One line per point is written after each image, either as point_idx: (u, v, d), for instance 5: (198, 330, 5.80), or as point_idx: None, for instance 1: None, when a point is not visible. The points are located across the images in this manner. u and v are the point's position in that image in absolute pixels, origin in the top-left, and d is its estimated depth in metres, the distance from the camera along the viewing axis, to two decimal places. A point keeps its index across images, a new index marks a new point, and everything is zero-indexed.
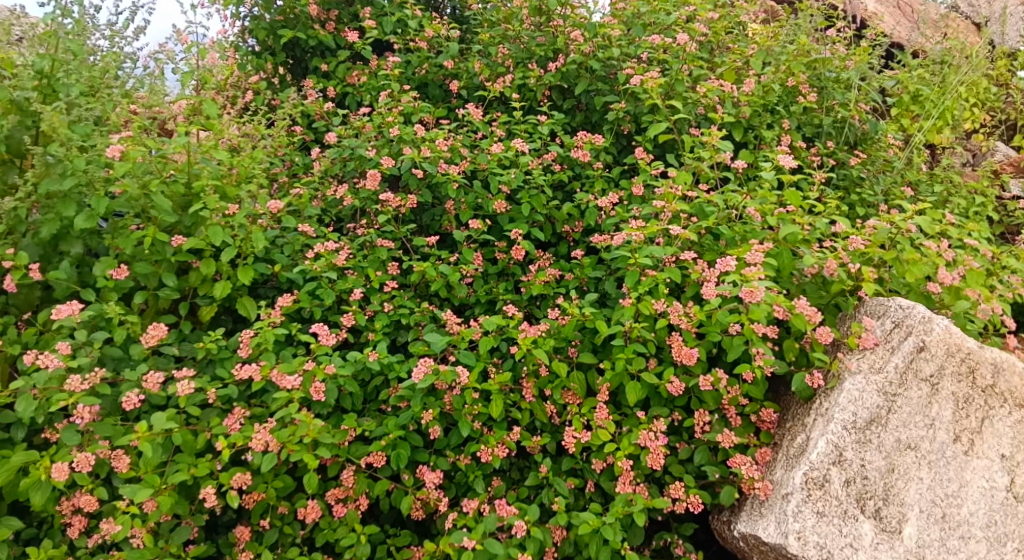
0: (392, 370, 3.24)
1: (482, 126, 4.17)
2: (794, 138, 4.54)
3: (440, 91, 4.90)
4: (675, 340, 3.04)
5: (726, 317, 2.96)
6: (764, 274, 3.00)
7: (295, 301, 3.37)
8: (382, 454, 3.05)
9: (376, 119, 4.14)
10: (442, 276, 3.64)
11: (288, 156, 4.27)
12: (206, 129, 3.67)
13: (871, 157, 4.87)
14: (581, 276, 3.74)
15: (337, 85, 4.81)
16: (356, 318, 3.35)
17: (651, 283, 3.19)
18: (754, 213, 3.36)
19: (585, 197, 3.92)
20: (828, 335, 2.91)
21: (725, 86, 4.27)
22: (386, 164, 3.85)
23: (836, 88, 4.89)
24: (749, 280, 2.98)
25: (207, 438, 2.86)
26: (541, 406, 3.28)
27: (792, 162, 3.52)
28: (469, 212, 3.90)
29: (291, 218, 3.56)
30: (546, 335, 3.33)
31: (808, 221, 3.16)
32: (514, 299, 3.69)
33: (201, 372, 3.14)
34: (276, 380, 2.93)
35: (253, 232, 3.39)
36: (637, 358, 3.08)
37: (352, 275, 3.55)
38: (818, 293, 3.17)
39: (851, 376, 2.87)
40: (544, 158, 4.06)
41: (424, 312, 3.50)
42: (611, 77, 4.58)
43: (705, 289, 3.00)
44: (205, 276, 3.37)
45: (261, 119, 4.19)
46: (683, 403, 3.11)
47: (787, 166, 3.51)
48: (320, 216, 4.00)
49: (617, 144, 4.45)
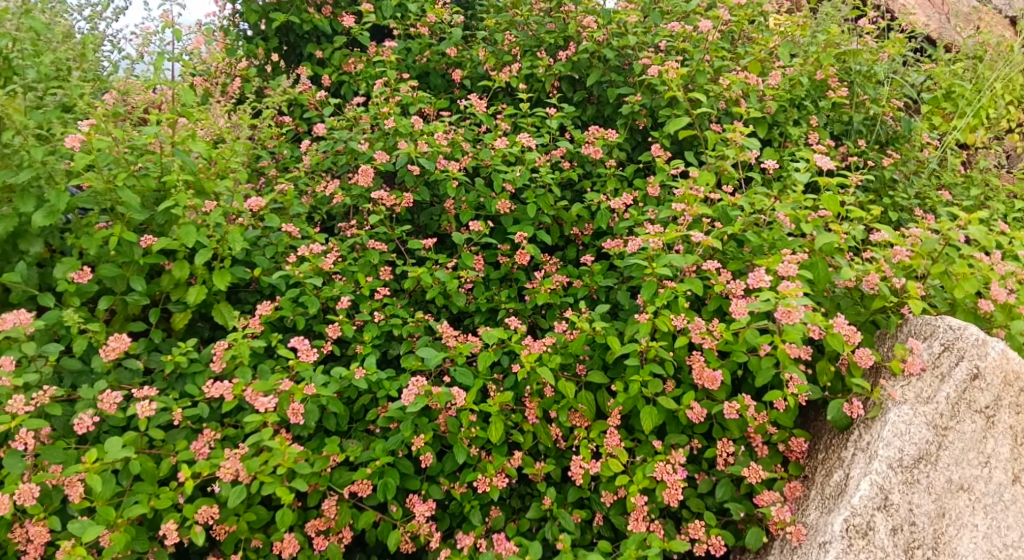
0: (381, 388, 2.93)
1: (486, 118, 3.84)
2: (822, 136, 4.21)
3: (442, 81, 4.57)
4: (696, 360, 2.74)
5: (754, 337, 2.65)
6: (802, 290, 2.64)
7: (276, 309, 3.07)
8: (368, 482, 2.76)
9: (371, 110, 3.82)
10: (439, 283, 3.33)
11: (276, 148, 3.96)
12: (183, 117, 3.35)
13: (904, 158, 4.52)
14: (590, 284, 3.42)
15: (332, 73, 4.49)
16: (343, 329, 3.05)
17: (669, 295, 2.87)
18: (784, 219, 3.04)
19: (597, 198, 3.60)
20: (867, 358, 2.62)
21: (749, 79, 3.93)
22: (380, 159, 3.52)
23: (867, 83, 4.55)
24: (786, 297, 2.61)
25: (172, 465, 2.59)
26: (545, 428, 2.99)
27: (829, 164, 3.12)
28: (469, 213, 3.59)
29: (273, 217, 3.23)
30: (552, 351, 3.02)
31: (847, 229, 2.84)
32: (517, 309, 3.40)
33: (170, 388, 2.85)
34: (250, 399, 2.67)
35: (230, 233, 3.07)
36: (653, 381, 2.77)
37: (340, 281, 3.24)
38: (856, 309, 2.85)
39: (895, 406, 2.55)
40: (552, 155, 3.74)
41: (418, 322, 3.19)
42: (626, 67, 4.24)
43: (733, 306, 2.69)
44: (178, 280, 3.07)
45: (247, 108, 3.88)
46: (703, 430, 2.79)
47: (823, 168, 3.11)
48: (308, 214, 3.69)
49: (631, 139, 4.12)
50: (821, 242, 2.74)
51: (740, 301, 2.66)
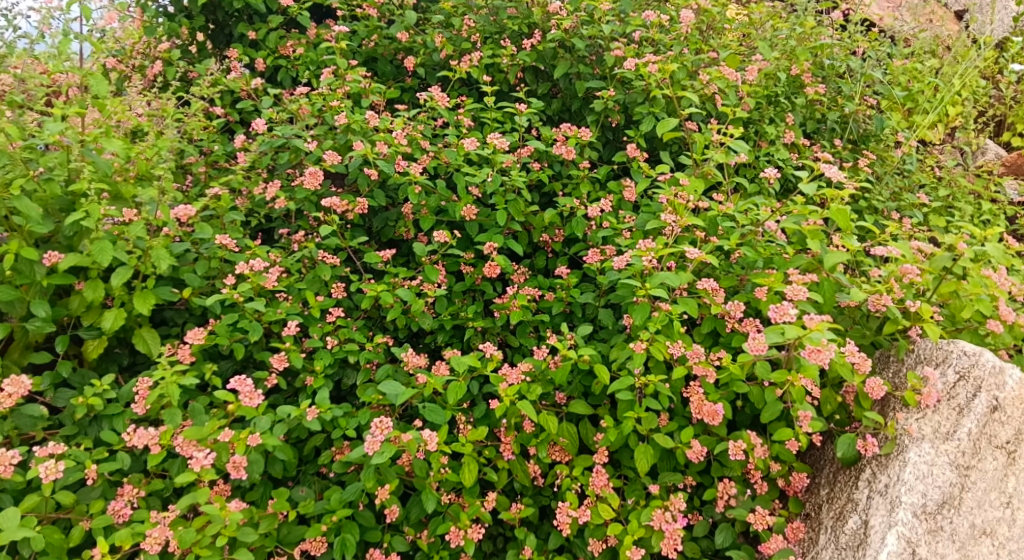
0: (336, 427, 2.55)
1: (447, 113, 3.46)
2: (799, 134, 3.97)
3: (390, 68, 4.14)
4: (695, 393, 2.47)
5: (763, 370, 2.39)
6: (829, 325, 2.31)
7: (211, 336, 2.64)
8: (323, 540, 2.37)
9: (317, 102, 3.38)
10: (400, 302, 2.94)
11: (205, 142, 3.48)
12: (94, 110, 2.85)
13: (879, 157, 4.25)
14: (565, 299, 3.11)
15: (267, 57, 4.01)
16: (291, 359, 2.65)
17: (664, 319, 2.62)
18: (778, 231, 2.82)
19: (571, 202, 3.27)
20: (880, 389, 2.39)
21: (729, 75, 3.66)
22: (330, 160, 3.10)
23: (838, 78, 4.32)
24: (808, 332, 2.29)
25: (85, 532, 2.14)
26: (522, 465, 2.67)
27: (838, 175, 2.90)
28: (431, 219, 3.22)
29: (205, 226, 2.77)
30: (530, 379, 2.71)
31: (854, 248, 2.64)
32: (485, 326, 3.06)
33: (82, 434, 2.39)
34: (182, 449, 2.26)
35: (154, 248, 2.61)
36: (647, 416, 2.49)
37: (284, 300, 2.82)
38: (859, 332, 2.65)
39: (914, 444, 2.38)
40: (521, 155, 3.39)
41: (377, 347, 2.81)
42: (594, 57, 3.91)
43: (750, 341, 2.36)
44: (91, 302, 2.60)
45: (171, 97, 3.39)
46: (700, 468, 2.53)
47: (832, 178, 2.90)
48: (245, 219, 3.25)
49: (602, 137, 3.81)
50: (831, 263, 2.55)
51: (760, 336, 2.33)
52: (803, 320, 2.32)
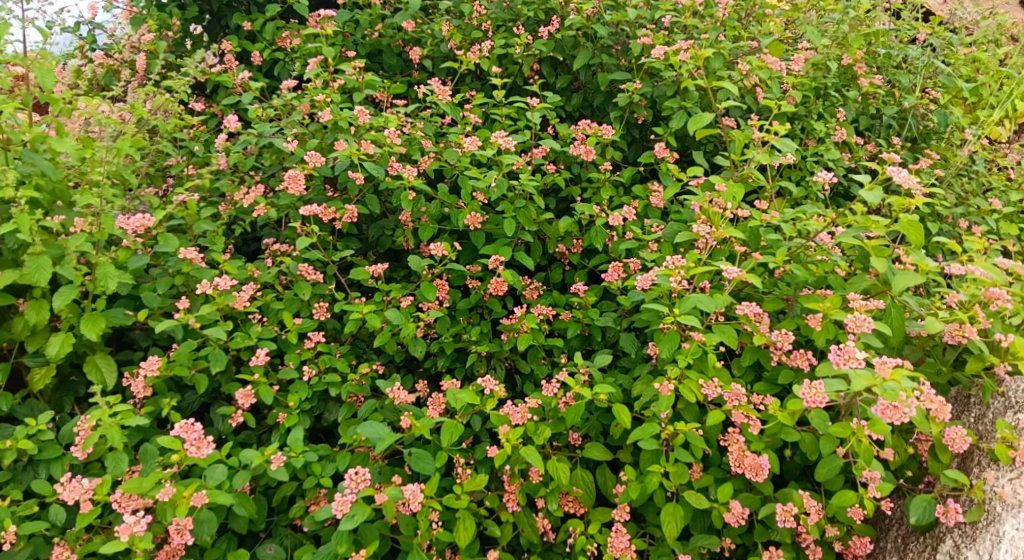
0: (310, 474, 2.19)
1: (451, 109, 3.08)
2: (851, 131, 3.50)
3: (397, 61, 3.76)
4: (734, 443, 2.08)
5: (818, 420, 1.97)
6: (907, 371, 1.87)
7: (169, 366, 2.29)
8: None
9: (306, 97, 3.03)
10: (391, 325, 2.56)
11: (186, 141, 3.14)
12: (43, 104, 2.53)
13: (943, 156, 3.68)
14: (582, 320, 2.70)
15: (263, 50, 3.67)
16: (260, 394, 2.29)
17: (696, 351, 2.21)
18: (833, 245, 2.39)
19: (590, 209, 2.86)
20: (964, 443, 1.98)
21: (772, 64, 3.22)
22: (313, 161, 2.73)
23: (896, 69, 3.83)
24: (879, 380, 1.86)
25: None
26: (529, 518, 2.27)
27: (912, 180, 2.39)
28: (431, 228, 2.85)
29: (168, 238, 2.42)
30: (538, 419, 2.32)
31: (928, 268, 2.20)
32: (490, 351, 2.67)
33: (14, 482, 2.05)
34: (119, 506, 1.91)
35: (103, 263, 2.26)
36: (677, 469, 2.08)
37: (258, 323, 2.47)
38: (934, 368, 2.24)
39: (1010, 513, 1.98)
40: (533, 155, 3.00)
41: (363, 378, 2.44)
42: (618, 47, 3.50)
43: (804, 389, 1.93)
44: (36, 325, 2.26)
45: (146, 93, 3.06)
46: (741, 530, 2.11)
47: (902, 184, 2.38)
48: (226, 227, 2.91)
49: (627, 136, 3.40)
50: (901, 287, 2.12)
51: (818, 384, 1.90)
52: (872, 363, 1.90)
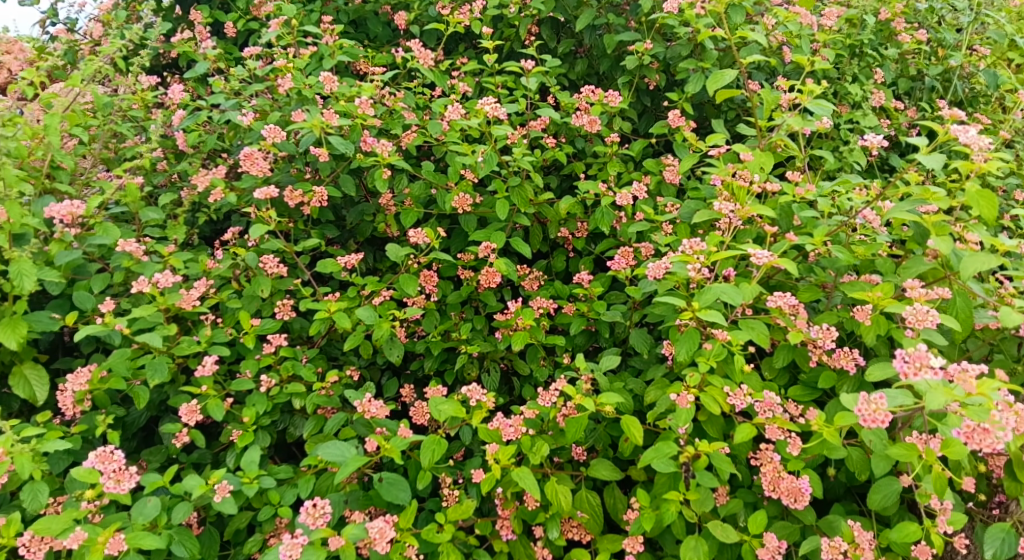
0: (267, 501, 1.87)
1: (436, 77, 2.73)
2: (890, 95, 3.09)
3: (384, 29, 3.34)
4: (768, 463, 1.73)
5: (874, 439, 1.62)
6: (992, 381, 1.50)
7: (102, 379, 1.97)
8: None
9: (269, 66, 2.67)
10: (363, 325, 2.22)
11: (142, 119, 2.80)
12: None
13: (995, 121, 3.23)
14: (587, 314, 2.34)
15: (237, 20, 3.29)
16: (208, 409, 1.97)
17: (720, 351, 1.85)
18: (881, 222, 2.02)
19: (594, 187, 2.49)
20: None
21: (802, 16, 2.83)
22: (272, 136, 2.38)
23: (939, 23, 3.37)
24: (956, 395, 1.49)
25: None
26: (527, 549, 1.92)
27: (985, 142, 1.98)
28: (414, 212, 2.50)
29: (103, 227, 2.10)
30: (535, 433, 1.97)
31: (1002, 248, 1.83)
32: (483, 351, 2.32)
33: None
34: (27, 551, 1.60)
35: (18, 259, 1.94)
36: (699, 495, 1.74)
37: (209, 324, 2.15)
38: (1006, 366, 1.87)
39: None
40: (530, 127, 2.64)
41: (332, 387, 2.11)
42: (628, 5, 3.10)
43: (859, 403, 1.56)
44: None
45: (93, 67, 2.72)
46: None
47: (971, 148, 1.98)
48: (188, 216, 2.58)
49: (638, 104, 3.01)
50: (971, 272, 1.73)
51: (879, 398, 1.54)
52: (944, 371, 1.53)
